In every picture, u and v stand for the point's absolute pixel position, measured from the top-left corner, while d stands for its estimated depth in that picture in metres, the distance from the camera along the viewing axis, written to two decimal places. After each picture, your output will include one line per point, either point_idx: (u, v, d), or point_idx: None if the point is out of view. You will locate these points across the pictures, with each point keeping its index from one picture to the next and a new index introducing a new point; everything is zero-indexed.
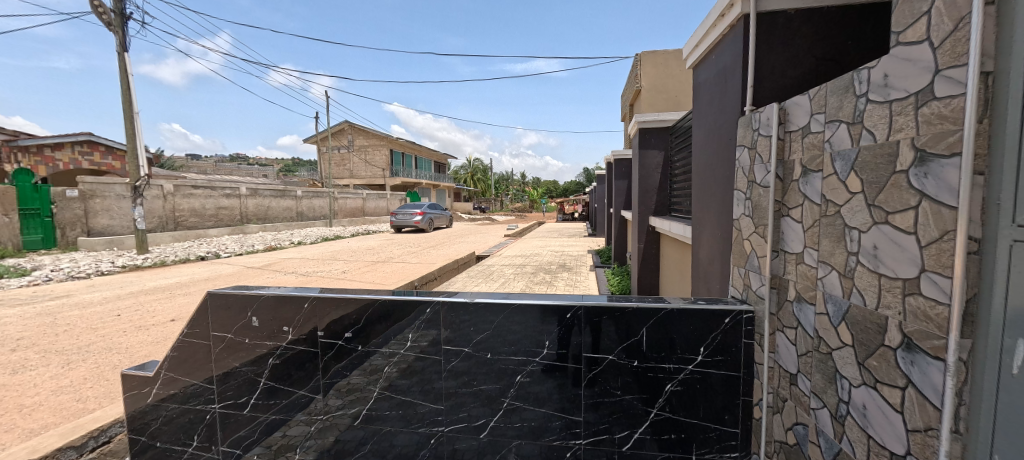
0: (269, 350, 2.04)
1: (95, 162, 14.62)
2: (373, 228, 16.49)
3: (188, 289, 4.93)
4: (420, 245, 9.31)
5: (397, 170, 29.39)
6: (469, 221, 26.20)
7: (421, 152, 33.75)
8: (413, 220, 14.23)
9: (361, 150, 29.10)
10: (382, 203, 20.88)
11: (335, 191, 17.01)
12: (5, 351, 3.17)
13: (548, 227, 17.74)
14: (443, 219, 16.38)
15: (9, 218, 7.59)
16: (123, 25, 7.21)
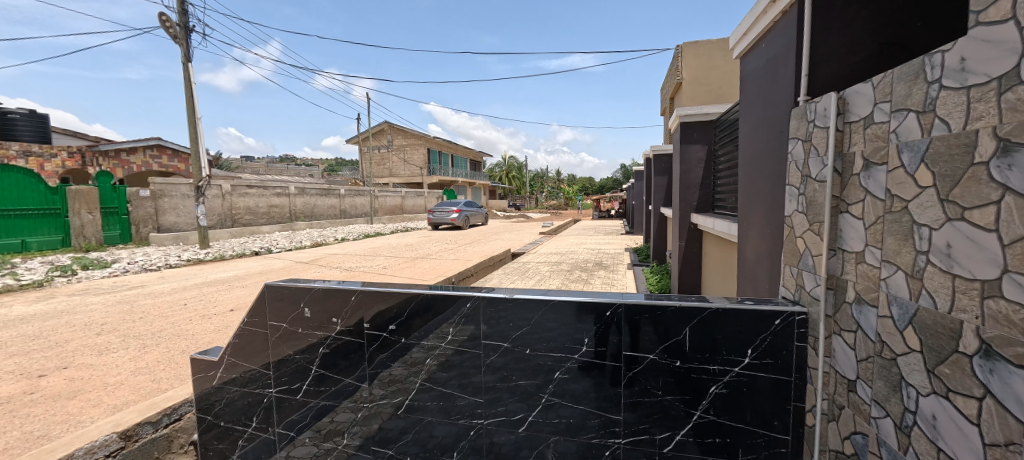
0: (320, 339, 2.16)
1: (163, 165, 16.04)
2: (412, 225, 16.99)
3: (244, 282, 5.30)
4: (457, 241, 9.51)
5: (434, 168, 30.06)
6: (503, 218, 26.39)
7: (456, 151, 34.32)
8: (449, 218, 14.52)
9: (399, 149, 30.00)
10: (419, 201, 21.44)
11: (375, 190, 17.65)
12: (92, 335, 3.55)
13: (584, 225, 17.54)
14: (478, 216, 16.58)
15: (93, 215, 8.44)
16: (187, 37, 7.81)
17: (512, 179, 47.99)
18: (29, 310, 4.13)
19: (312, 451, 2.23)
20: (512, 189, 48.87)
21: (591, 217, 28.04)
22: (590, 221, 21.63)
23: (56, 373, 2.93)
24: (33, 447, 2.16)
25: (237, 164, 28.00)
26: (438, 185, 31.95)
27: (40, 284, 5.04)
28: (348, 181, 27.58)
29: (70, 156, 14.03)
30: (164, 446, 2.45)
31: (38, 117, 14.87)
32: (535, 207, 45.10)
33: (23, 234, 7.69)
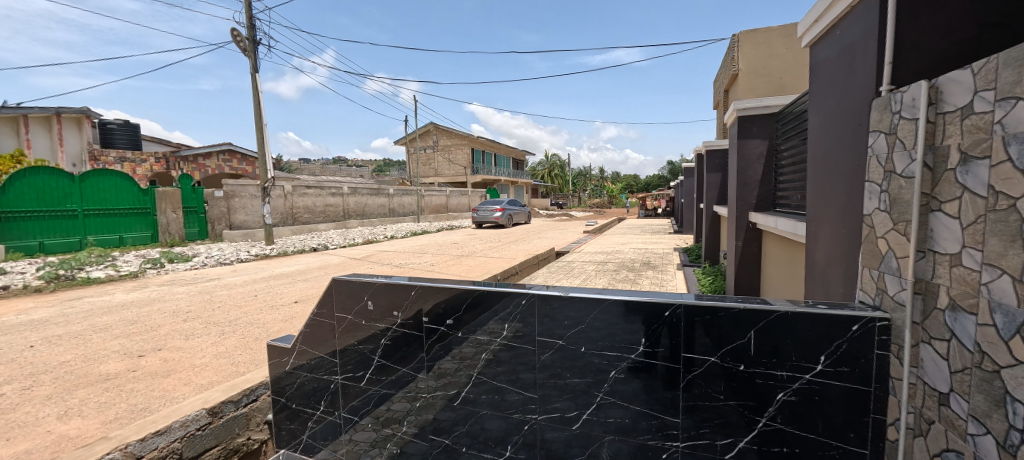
0: (382, 331, 2.29)
1: (234, 167, 17.58)
2: (457, 224, 17.38)
3: (307, 276, 5.69)
4: (501, 240, 9.63)
5: (477, 168, 30.63)
6: (545, 216, 26.36)
7: (498, 150, 34.65)
8: (493, 216, 14.74)
9: (443, 149, 30.80)
10: (463, 200, 21.91)
11: (422, 189, 18.25)
12: (181, 321, 3.97)
13: (631, 224, 17.11)
14: (521, 215, 16.70)
15: (176, 214, 9.37)
16: (255, 50, 8.46)
17: (553, 178, 47.74)
18: (128, 298, 4.69)
19: (371, 436, 2.37)
20: (554, 188, 48.61)
21: (636, 216, 27.26)
22: (636, 220, 21.01)
23: (153, 353, 3.31)
24: (139, 417, 2.47)
25: (298, 166, 30.12)
26: (480, 184, 32.45)
27: (135, 275, 5.70)
28: (396, 181, 28.76)
29: (158, 162, 15.69)
30: (243, 423, 2.70)
31: (132, 127, 16.71)
32: (577, 206, 44.53)
33: (122, 230, 8.61)
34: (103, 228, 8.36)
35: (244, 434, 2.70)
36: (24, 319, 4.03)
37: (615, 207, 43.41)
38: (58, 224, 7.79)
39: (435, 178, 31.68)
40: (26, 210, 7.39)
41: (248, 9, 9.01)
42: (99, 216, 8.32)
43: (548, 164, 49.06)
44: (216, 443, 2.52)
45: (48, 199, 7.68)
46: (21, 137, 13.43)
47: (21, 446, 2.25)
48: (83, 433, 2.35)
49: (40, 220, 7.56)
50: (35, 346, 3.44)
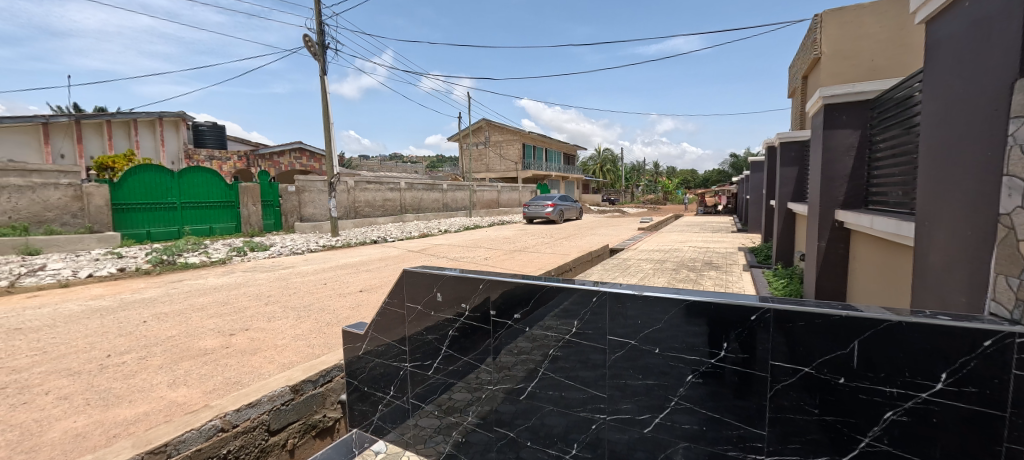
0: (450, 322, 2.35)
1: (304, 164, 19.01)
2: (507, 219, 17.54)
3: (369, 266, 6.02)
4: (553, 236, 9.59)
5: (529, 163, 30.74)
6: (597, 212, 25.88)
7: (548, 145, 34.45)
8: (544, 212, 14.73)
9: (495, 145, 31.23)
10: (514, 195, 22.07)
11: (474, 185, 18.62)
12: (263, 304, 4.37)
13: (688, 221, 16.34)
14: (573, 211, 16.53)
15: (255, 207, 10.26)
16: (323, 53, 9.03)
17: (604, 173, 46.69)
18: (219, 281, 5.23)
19: (435, 423, 2.46)
20: (604, 183, 47.54)
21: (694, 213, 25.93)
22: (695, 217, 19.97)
23: (241, 333, 3.67)
24: (233, 390, 2.75)
25: (359, 162, 32.01)
26: (530, 179, 32.49)
27: (224, 262, 6.34)
28: (450, 177, 29.61)
29: (239, 159, 17.55)
30: (320, 401, 2.91)
31: (219, 128, 18.56)
32: (628, 202, 43.21)
33: (211, 221, 9.61)
34: (197, 219, 9.37)
35: (320, 411, 2.91)
36: (138, 297, 4.64)
37: (669, 204, 41.58)
38: (161, 214, 8.83)
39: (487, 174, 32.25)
40: (137, 203, 8.45)
41: (318, 16, 9.62)
42: (193, 208, 9.33)
43: (599, 159, 48.06)
44: (297, 418, 2.75)
45: (154, 193, 8.73)
46: (134, 138, 15.17)
47: (141, 408, 2.60)
48: (189, 400, 2.66)
49: (147, 211, 8.60)
50: (147, 322, 3.94)
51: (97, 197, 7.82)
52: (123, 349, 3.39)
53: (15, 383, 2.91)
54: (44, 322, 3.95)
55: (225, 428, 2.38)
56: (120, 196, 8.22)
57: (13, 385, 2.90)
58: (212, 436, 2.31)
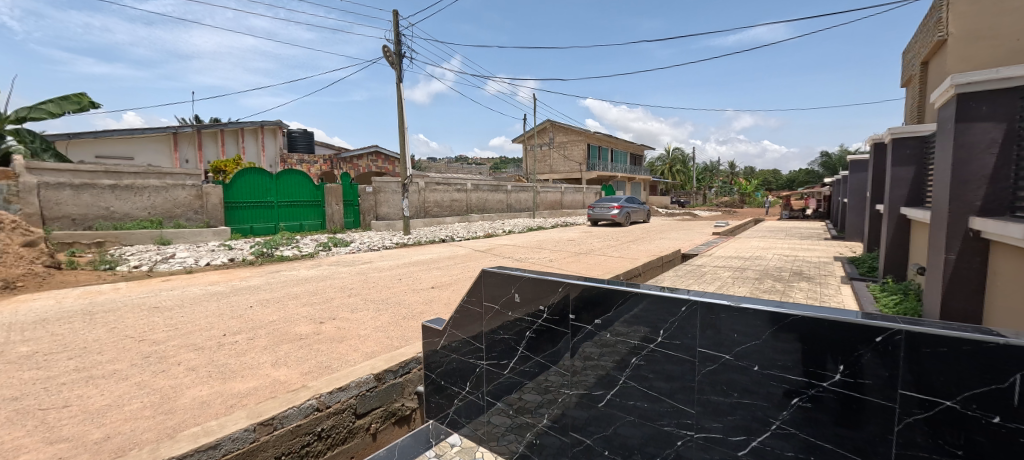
0: (527, 323, 2.35)
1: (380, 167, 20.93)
2: (570, 221, 17.39)
3: (439, 264, 6.29)
4: (620, 239, 9.34)
5: (594, 164, 30.27)
6: (665, 215, 24.71)
7: (613, 145, 33.61)
8: (610, 214, 14.40)
9: (559, 146, 31.22)
10: (578, 197, 21.82)
11: (538, 186, 18.71)
12: (347, 295, 4.75)
13: (770, 226, 14.99)
14: (640, 213, 15.96)
15: (338, 206, 11.21)
16: (399, 62, 9.61)
17: (672, 174, 44.54)
18: (310, 273, 5.78)
19: (507, 422, 2.50)
20: (673, 184, 45.23)
21: (776, 217, 23.72)
22: (780, 221, 18.26)
23: (329, 321, 4.02)
24: (324, 373, 3.02)
25: (429, 164, 33.74)
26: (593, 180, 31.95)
27: (312, 255, 7.01)
28: (513, 178, 30.06)
29: (325, 162, 19.53)
30: (400, 391, 3.09)
31: (308, 134, 20.58)
32: (699, 205, 40.72)
33: (301, 219, 10.64)
34: (290, 216, 10.43)
35: (400, 400, 3.09)
36: (245, 284, 5.28)
37: (746, 207, 38.49)
38: (262, 212, 9.94)
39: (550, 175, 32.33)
40: (244, 201, 9.61)
41: (395, 27, 10.26)
42: (287, 206, 10.39)
43: (667, 159, 45.94)
44: (379, 405, 2.95)
45: (257, 193, 9.86)
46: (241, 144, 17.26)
47: (251, 383, 2.95)
48: (288, 379, 2.97)
49: (251, 209, 9.75)
50: (253, 307, 4.46)
51: (213, 196, 9.00)
52: (235, 330, 3.88)
53: (155, 354, 3.46)
54: (176, 302, 4.66)
55: (320, 408, 2.62)
56: (231, 195, 9.40)
57: (154, 355, 3.45)
58: (310, 413, 2.57)
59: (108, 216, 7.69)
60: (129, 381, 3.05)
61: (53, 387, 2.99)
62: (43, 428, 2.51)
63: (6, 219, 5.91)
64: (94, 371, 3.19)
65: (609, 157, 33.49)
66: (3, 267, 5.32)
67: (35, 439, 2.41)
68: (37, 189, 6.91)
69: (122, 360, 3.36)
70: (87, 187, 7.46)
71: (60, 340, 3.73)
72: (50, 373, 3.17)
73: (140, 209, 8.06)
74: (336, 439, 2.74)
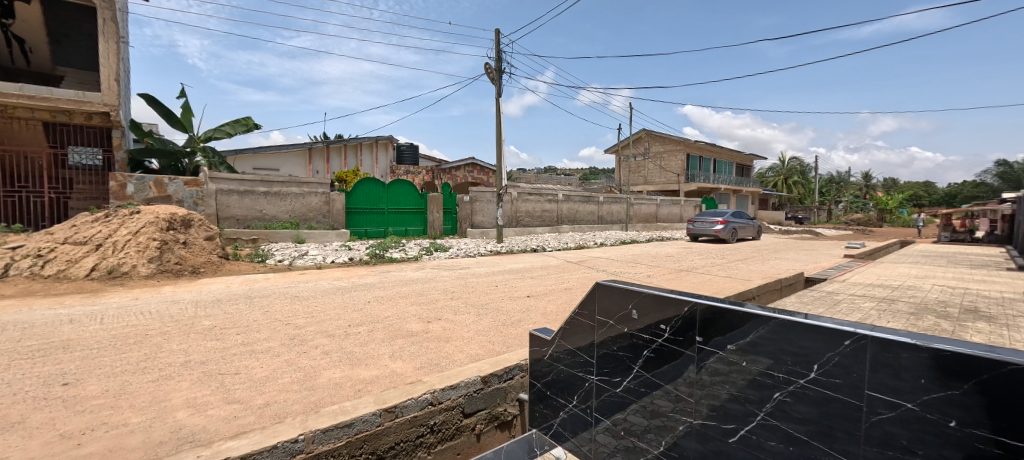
0: (644, 342, 2.20)
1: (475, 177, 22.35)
2: (666, 235, 16.46)
3: (533, 273, 6.41)
4: (726, 256, 8.59)
5: (694, 175, 28.47)
6: (778, 233, 22.04)
7: (715, 155, 31.16)
8: (712, 229, 13.35)
9: (655, 157, 30.16)
10: (674, 209, 20.58)
11: (631, 197, 18.08)
12: (450, 298, 5.06)
13: (923, 250, 12.47)
14: (748, 230, 14.53)
15: (438, 214, 12.08)
16: (498, 77, 10.11)
17: (787, 187, 39.74)
18: (417, 275, 6.30)
19: (615, 442, 2.39)
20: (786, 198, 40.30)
21: (931, 240, 19.72)
22: (936, 245, 15.11)
23: (436, 321, 4.31)
24: (435, 370, 3.23)
25: (519, 175, 34.91)
26: (692, 192, 29.91)
27: (416, 259, 7.64)
28: (604, 189, 29.52)
29: (427, 173, 21.37)
30: (502, 395, 3.18)
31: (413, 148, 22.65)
32: (820, 221, 35.65)
33: (407, 225, 11.66)
34: (397, 222, 11.48)
35: (502, 405, 3.18)
36: (362, 281, 5.94)
37: (884, 226, 32.64)
38: (375, 218, 11.10)
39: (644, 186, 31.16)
40: (361, 207, 10.85)
41: (496, 46, 10.82)
42: (395, 213, 11.42)
43: (780, 170, 41.22)
44: (484, 407, 3.07)
45: (372, 200, 11.04)
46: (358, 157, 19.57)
47: (373, 372, 3.29)
48: (404, 372, 3.24)
49: (366, 214, 10.95)
50: (370, 302, 5.00)
51: (337, 202, 10.32)
52: (358, 322, 4.36)
53: (298, 336, 4.05)
54: (312, 293, 5.43)
55: (433, 402, 2.81)
56: (351, 201, 10.68)
57: (297, 337, 4.04)
58: (425, 406, 2.76)
59: (261, 217, 9.28)
60: (280, 358, 3.61)
61: (227, 356, 3.66)
62: (222, 389, 3.08)
63: (195, 217, 7.49)
64: (255, 346, 3.85)
65: (710, 167, 31.10)
66: (192, 255, 6.71)
67: (217, 398, 2.96)
68: (214, 194, 8.71)
69: (274, 340, 3.99)
70: (248, 193, 9.09)
71: (230, 317, 4.58)
72: (224, 345, 3.89)
73: (283, 212, 9.56)
74: (446, 434, 2.91)
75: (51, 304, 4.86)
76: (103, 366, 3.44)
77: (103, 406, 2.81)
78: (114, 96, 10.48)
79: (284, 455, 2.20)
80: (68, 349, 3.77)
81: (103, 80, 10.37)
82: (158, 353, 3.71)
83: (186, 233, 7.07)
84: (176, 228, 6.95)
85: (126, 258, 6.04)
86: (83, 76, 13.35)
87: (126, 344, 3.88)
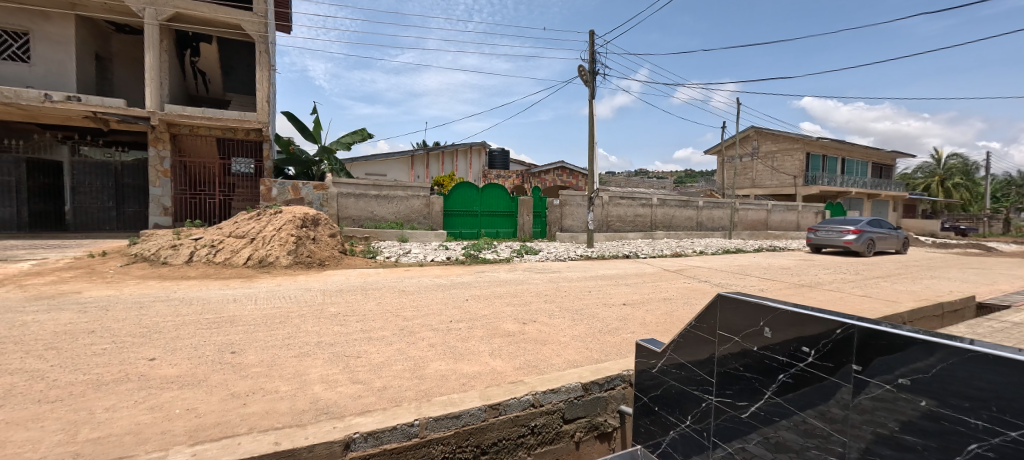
0: (779, 364, 1.93)
1: (564, 181, 22.37)
2: (779, 245, 14.68)
3: (628, 280, 6.18)
4: (863, 272, 7.36)
5: (814, 176, 25.06)
6: (933, 247, 18.23)
7: (841, 153, 26.99)
8: (841, 239, 11.58)
9: (765, 157, 27.19)
10: (789, 216, 18.27)
11: (736, 202, 16.47)
12: (544, 301, 5.13)
13: None
14: (890, 242, 12.30)
15: (528, 218, 12.33)
16: (592, 79, 9.97)
17: (943, 190, 32.72)
18: (511, 276, 6.50)
19: None
20: (941, 203, 33.20)
21: None
22: None
23: (531, 323, 4.39)
24: (534, 371, 3.29)
25: (608, 177, 34.11)
26: (810, 196, 26.25)
27: (509, 260, 7.90)
28: (703, 192, 27.38)
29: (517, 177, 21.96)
30: (603, 405, 3.12)
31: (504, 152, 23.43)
32: (992, 233, 28.72)
33: (498, 227, 12.09)
34: (489, 224, 11.97)
35: (602, 415, 3.13)
36: (460, 280, 6.31)
37: None
38: (469, 220, 11.71)
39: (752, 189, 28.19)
40: (457, 210, 11.51)
41: (591, 47, 10.69)
42: (487, 215, 11.92)
43: (933, 170, 34.12)
44: (585, 415, 3.05)
45: (467, 203, 11.65)
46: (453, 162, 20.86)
47: (475, 367, 3.45)
48: (504, 371, 3.34)
49: (461, 217, 11.59)
50: (469, 300, 5.28)
51: (436, 205, 11.08)
52: (458, 318, 4.63)
53: (407, 328, 4.43)
54: (417, 288, 5.91)
55: (535, 404, 2.85)
56: (449, 204, 11.41)
57: (406, 328, 4.42)
58: (527, 407, 2.82)
59: (372, 218, 10.39)
60: (393, 346, 3.98)
61: (350, 340, 4.15)
62: (347, 370, 3.50)
63: (322, 216, 8.64)
64: (371, 334, 4.30)
65: (836, 168, 26.98)
66: (320, 250, 7.77)
67: (344, 377, 3.37)
68: (336, 197, 9.97)
69: (387, 329, 4.43)
70: (362, 196, 10.24)
71: (351, 305, 5.19)
72: (347, 330, 4.42)
73: (390, 213, 10.57)
74: (546, 438, 2.94)
75: (221, 285, 6.02)
76: (259, 340, 4.15)
77: (259, 374, 3.38)
78: (264, 114, 12.59)
79: (402, 436, 2.41)
80: (233, 323, 4.61)
81: (257, 102, 12.54)
82: (297, 333, 4.35)
83: (315, 230, 8.20)
84: (308, 226, 8.09)
85: (272, 250, 7.19)
86: (243, 99, 16.34)
87: (275, 323, 4.62)
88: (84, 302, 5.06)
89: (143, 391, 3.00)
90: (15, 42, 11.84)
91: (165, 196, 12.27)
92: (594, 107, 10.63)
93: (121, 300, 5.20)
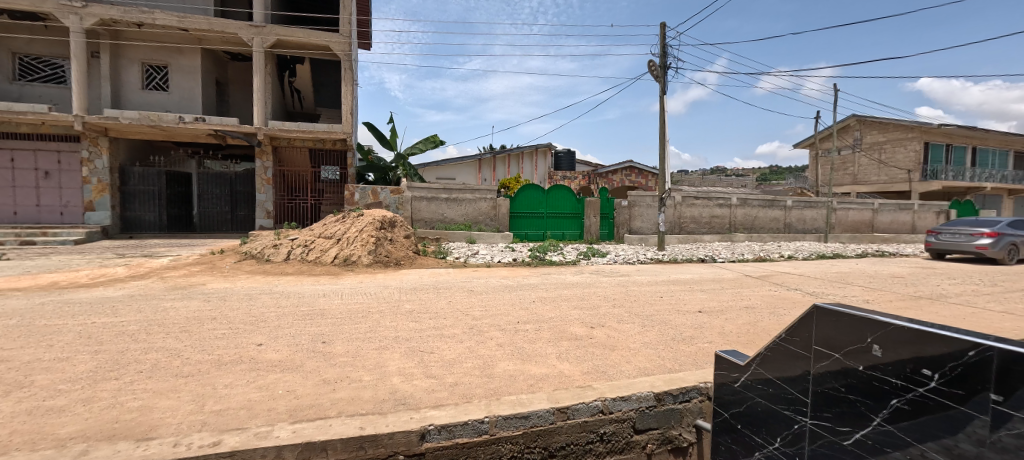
0: (891, 388, 1.63)
1: (632, 181, 21.57)
2: (890, 249, 12.78)
3: (703, 286, 5.79)
4: (1007, 284, 6.13)
5: (934, 170, 21.46)
6: None
7: (973, 141, 22.77)
8: (971, 244, 9.71)
9: (870, 149, 23.85)
10: (902, 216, 15.81)
11: (833, 201, 14.64)
12: (612, 305, 4.99)
13: None
14: None
15: (594, 219, 12.09)
16: (663, 74, 9.51)
17: None
18: (577, 279, 6.43)
19: None
20: None
21: None
22: None
23: (599, 328, 4.30)
24: (603, 377, 3.22)
25: (680, 176, 32.22)
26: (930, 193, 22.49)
27: (575, 263, 7.82)
28: (791, 191, 24.76)
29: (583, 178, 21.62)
30: (678, 418, 2.96)
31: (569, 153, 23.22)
32: None
33: (564, 229, 12.00)
34: (555, 226, 11.92)
35: (677, 428, 2.97)
36: (527, 281, 6.38)
37: None
38: (535, 222, 11.78)
39: (852, 186, 24.88)
40: (523, 212, 11.65)
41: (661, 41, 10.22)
42: (552, 217, 11.89)
43: None
44: (658, 426, 2.92)
45: (532, 205, 11.73)
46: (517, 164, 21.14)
47: (542, 369, 3.46)
48: (572, 375, 3.31)
49: (527, 218, 11.70)
50: (535, 302, 5.31)
51: (503, 207, 11.30)
52: (524, 319, 4.69)
53: (476, 327, 4.58)
54: (485, 289, 6.09)
55: (603, 411, 2.79)
56: (514, 206, 11.59)
57: (475, 327, 4.57)
58: (596, 413, 2.77)
59: (442, 220, 10.91)
60: (463, 344, 4.14)
61: (423, 336, 4.39)
62: (421, 364, 3.71)
63: (398, 218, 9.26)
64: (442, 331, 4.52)
65: (965, 159, 22.83)
66: (396, 250, 8.33)
67: (419, 370, 3.58)
68: (410, 200, 10.64)
69: (457, 327, 4.62)
70: (434, 199, 10.80)
71: (424, 303, 5.50)
72: (421, 326, 4.68)
73: (458, 215, 11.00)
74: (615, 446, 2.86)
75: (314, 280, 6.73)
76: (345, 332, 4.56)
77: (346, 363, 3.71)
78: (348, 125, 13.77)
79: (473, 433, 2.50)
80: (323, 315, 5.12)
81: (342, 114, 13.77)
82: (377, 327, 4.71)
83: (392, 231, 8.81)
84: (386, 227, 8.73)
85: (355, 250, 7.86)
86: (330, 113, 18.08)
87: (358, 317, 5.04)
88: (208, 293, 5.95)
89: (254, 371, 3.45)
90: (158, 75, 14.27)
91: (268, 201, 14.03)
92: (665, 103, 10.13)
93: (235, 292, 6.02)
